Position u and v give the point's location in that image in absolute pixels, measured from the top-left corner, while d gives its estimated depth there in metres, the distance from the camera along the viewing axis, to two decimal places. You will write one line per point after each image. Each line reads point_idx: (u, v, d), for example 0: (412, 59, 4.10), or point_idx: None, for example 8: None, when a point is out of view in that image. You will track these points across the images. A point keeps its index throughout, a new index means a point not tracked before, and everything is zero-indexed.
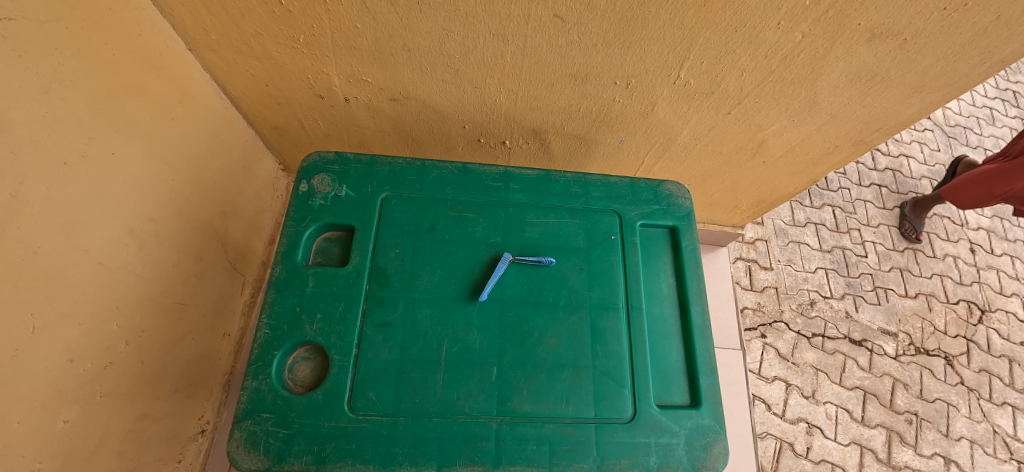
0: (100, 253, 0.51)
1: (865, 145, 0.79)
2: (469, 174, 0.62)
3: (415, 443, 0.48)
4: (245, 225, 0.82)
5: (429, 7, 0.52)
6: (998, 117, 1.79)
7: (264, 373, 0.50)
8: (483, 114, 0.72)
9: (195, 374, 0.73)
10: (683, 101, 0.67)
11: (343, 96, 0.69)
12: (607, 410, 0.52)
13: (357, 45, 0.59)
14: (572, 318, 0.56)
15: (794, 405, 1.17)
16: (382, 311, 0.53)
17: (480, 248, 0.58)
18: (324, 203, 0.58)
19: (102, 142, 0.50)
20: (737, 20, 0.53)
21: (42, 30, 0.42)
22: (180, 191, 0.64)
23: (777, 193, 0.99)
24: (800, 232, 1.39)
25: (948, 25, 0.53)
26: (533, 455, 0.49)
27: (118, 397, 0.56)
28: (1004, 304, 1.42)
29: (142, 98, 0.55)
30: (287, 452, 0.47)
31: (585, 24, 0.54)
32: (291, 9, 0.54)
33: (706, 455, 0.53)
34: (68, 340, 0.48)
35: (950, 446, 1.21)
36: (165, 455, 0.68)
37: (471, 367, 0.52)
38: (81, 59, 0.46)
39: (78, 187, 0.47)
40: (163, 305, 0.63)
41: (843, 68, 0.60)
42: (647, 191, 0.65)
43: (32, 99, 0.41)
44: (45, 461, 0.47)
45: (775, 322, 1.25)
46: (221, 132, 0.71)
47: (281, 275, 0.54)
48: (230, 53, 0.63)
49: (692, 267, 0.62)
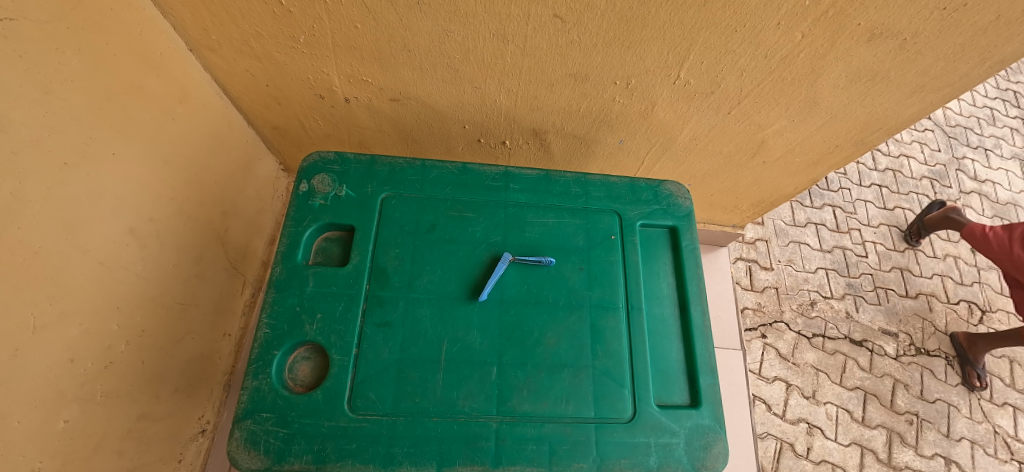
0: (101, 253, 0.51)
1: (865, 145, 0.79)
2: (469, 174, 0.62)
3: (415, 443, 0.48)
4: (245, 225, 0.82)
5: (430, 7, 0.52)
6: (999, 118, 1.79)
7: (264, 373, 0.50)
8: (483, 114, 0.72)
9: (195, 374, 0.73)
10: (683, 101, 0.67)
11: (343, 96, 0.70)
12: (607, 410, 0.52)
13: (357, 45, 0.59)
14: (572, 318, 0.56)
15: (795, 406, 1.17)
16: (382, 311, 0.53)
17: (480, 248, 0.58)
18: (324, 203, 0.59)
19: (103, 142, 0.50)
20: (736, 20, 0.53)
21: (43, 30, 0.42)
22: (180, 191, 0.64)
23: (777, 193, 0.99)
24: (801, 232, 1.39)
25: (949, 25, 0.53)
26: (533, 455, 0.49)
27: (118, 397, 0.56)
28: (1004, 304, 1.42)
29: (143, 98, 0.55)
30: (287, 451, 0.47)
31: (585, 24, 0.54)
32: (291, 9, 0.54)
33: (706, 455, 0.53)
34: (68, 339, 0.48)
35: (951, 447, 1.21)
36: (165, 455, 0.68)
37: (471, 367, 0.52)
38: (82, 59, 0.47)
39: (79, 186, 0.47)
40: (163, 305, 0.63)
41: (843, 68, 0.60)
42: (647, 191, 0.65)
43: (32, 99, 0.42)
44: (45, 461, 0.47)
45: (776, 322, 1.25)
46: (221, 132, 0.71)
47: (281, 275, 0.54)
48: (230, 53, 0.63)
49: (692, 267, 0.62)
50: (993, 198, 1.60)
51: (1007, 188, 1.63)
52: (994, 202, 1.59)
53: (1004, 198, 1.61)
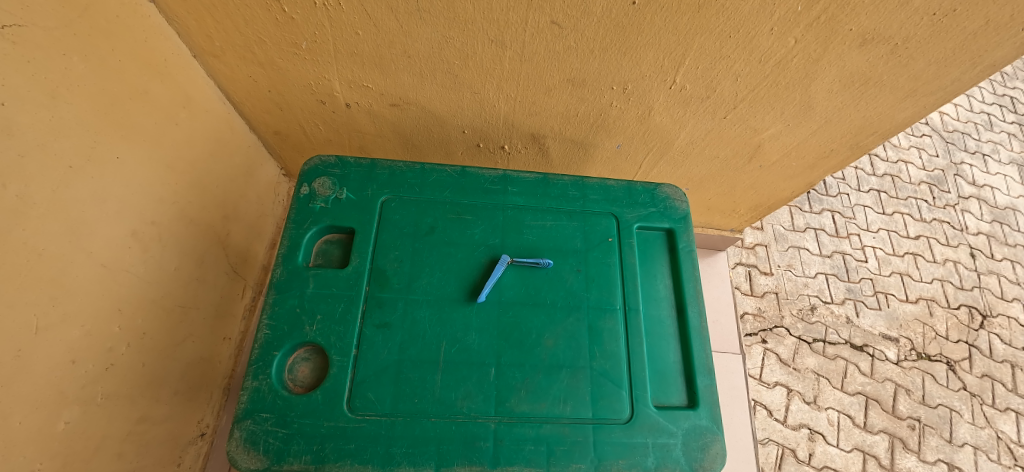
0: (103, 255, 0.52)
1: (861, 149, 0.80)
2: (469, 178, 0.63)
3: (414, 444, 0.48)
4: (246, 229, 0.82)
5: (429, 14, 0.54)
6: (996, 123, 1.80)
7: (264, 373, 0.50)
8: (483, 119, 0.73)
9: (195, 377, 0.73)
10: (680, 105, 0.68)
11: (344, 101, 0.71)
12: (605, 410, 0.53)
13: (358, 51, 0.60)
14: (570, 319, 0.56)
15: (796, 411, 1.16)
16: (382, 312, 0.54)
17: (479, 250, 0.58)
18: (324, 205, 0.59)
19: (107, 147, 0.51)
20: (730, 26, 0.54)
21: (53, 37, 0.44)
22: (182, 195, 0.64)
23: (775, 197, 1.00)
24: (800, 237, 1.39)
25: (939, 30, 0.54)
26: (531, 455, 0.50)
27: (118, 399, 0.56)
28: (1005, 309, 1.42)
29: (147, 103, 0.56)
30: (286, 452, 0.48)
31: (582, 30, 0.55)
32: (293, 17, 0.55)
33: (704, 456, 0.53)
34: (70, 341, 0.49)
35: (953, 452, 1.20)
36: (164, 458, 0.68)
37: (469, 368, 0.52)
38: (88, 65, 0.48)
39: (83, 189, 0.48)
40: (164, 308, 0.63)
41: (836, 72, 0.61)
42: (644, 194, 0.66)
43: (39, 103, 0.42)
44: (46, 461, 0.47)
45: (776, 328, 1.25)
46: (223, 137, 0.72)
47: (282, 276, 0.55)
48: (233, 59, 0.64)
49: (690, 269, 0.62)
50: (992, 203, 1.60)
51: (1005, 193, 1.63)
52: (993, 207, 1.60)
53: (1003, 203, 1.61)
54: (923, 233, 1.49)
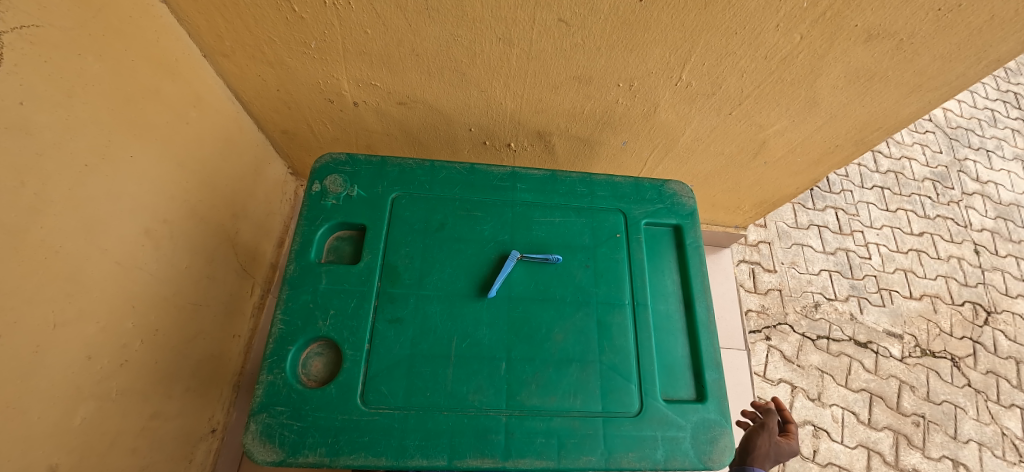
0: (118, 253, 0.53)
1: (865, 145, 0.81)
2: (478, 175, 0.63)
3: (427, 436, 0.49)
4: (254, 227, 0.83)
5: (438, 12, 0.54)
6: (999, 119, 1.80)
7: (279, 367, 0.51)
8: (489, 117, 0.74)
9: (206, 373, 0.74)
10: (685, 102, 0.68)
11: (352, 100, 0.71)
12: (614, 403, 0.53)
13: (367, 50, 0.61)
14: (579, 314, 0.57)
15: (800, 408, 1.17)
16: (394, 307, 0.54)
17: (488, 247, 0.59)
18: (335, 203, 0.60)
19: (120, 145, 0.51)
20: (736, 23, 0.54)
21: (68, 36, 0.44)
22: (193, 194, 0.65)
23: (779, 193, 1.00)
24: (804, 234, 1.39)
25: (944, 25, 0.54)
26: (542, 448, 0.50)
27: (132, 394, 0.57)
28: (1009, 305, 1.42)
29: (159, 102, 0.57)
30: (301, 444, 0.48)
31: (588, 27, 0.55)
32: (304, 16, 0.56)
33: (712, 449, 0.53)
34: (86, 337, 0.49)
35: (958, 449, 1.20)
36: (176, 454, 0.69)
37: (480, 362, 0.53)
38: (102, 64, 0.48)
39: (99, 188, 0.49)
40: (176, 305, 0.64)
41: (842, 68, 0.61)
42: (651, 191, 0.66)
43: (56, 102, 0.43)
44: (63, 455, 0.48)
45: (780, 325, 1.25)
46: (232, 136, 0.73)
47: (294, 272, 0.55)
48: (243, 58, 0.64)
49: (697, 264, 0.63)
50: (995, 200, 1.60)
51: (1009, 189, 1.63)
52: (997, 203, 1.59)
53: (1007, 199, 1.61)
54: (927, 230, 1.48)
